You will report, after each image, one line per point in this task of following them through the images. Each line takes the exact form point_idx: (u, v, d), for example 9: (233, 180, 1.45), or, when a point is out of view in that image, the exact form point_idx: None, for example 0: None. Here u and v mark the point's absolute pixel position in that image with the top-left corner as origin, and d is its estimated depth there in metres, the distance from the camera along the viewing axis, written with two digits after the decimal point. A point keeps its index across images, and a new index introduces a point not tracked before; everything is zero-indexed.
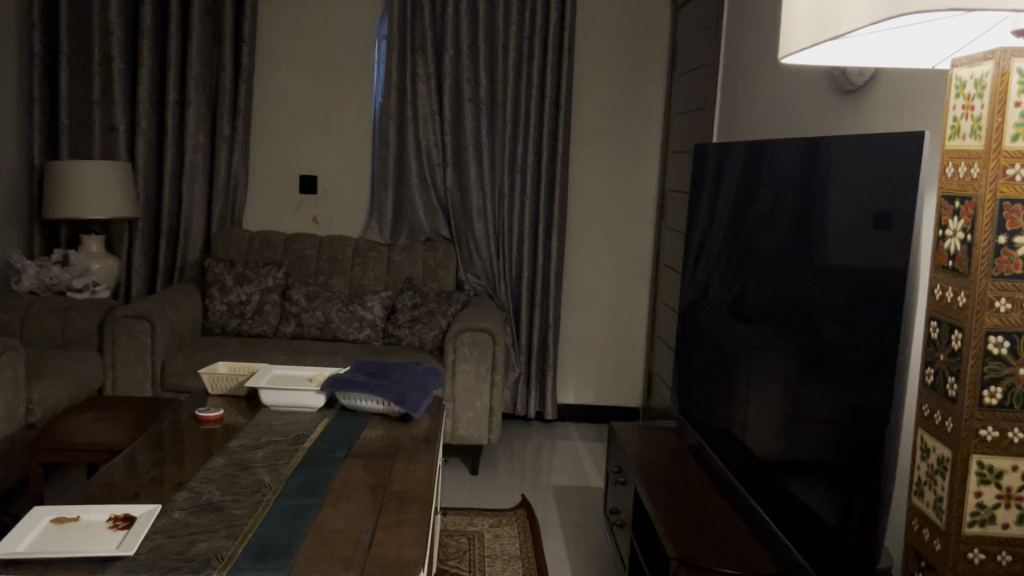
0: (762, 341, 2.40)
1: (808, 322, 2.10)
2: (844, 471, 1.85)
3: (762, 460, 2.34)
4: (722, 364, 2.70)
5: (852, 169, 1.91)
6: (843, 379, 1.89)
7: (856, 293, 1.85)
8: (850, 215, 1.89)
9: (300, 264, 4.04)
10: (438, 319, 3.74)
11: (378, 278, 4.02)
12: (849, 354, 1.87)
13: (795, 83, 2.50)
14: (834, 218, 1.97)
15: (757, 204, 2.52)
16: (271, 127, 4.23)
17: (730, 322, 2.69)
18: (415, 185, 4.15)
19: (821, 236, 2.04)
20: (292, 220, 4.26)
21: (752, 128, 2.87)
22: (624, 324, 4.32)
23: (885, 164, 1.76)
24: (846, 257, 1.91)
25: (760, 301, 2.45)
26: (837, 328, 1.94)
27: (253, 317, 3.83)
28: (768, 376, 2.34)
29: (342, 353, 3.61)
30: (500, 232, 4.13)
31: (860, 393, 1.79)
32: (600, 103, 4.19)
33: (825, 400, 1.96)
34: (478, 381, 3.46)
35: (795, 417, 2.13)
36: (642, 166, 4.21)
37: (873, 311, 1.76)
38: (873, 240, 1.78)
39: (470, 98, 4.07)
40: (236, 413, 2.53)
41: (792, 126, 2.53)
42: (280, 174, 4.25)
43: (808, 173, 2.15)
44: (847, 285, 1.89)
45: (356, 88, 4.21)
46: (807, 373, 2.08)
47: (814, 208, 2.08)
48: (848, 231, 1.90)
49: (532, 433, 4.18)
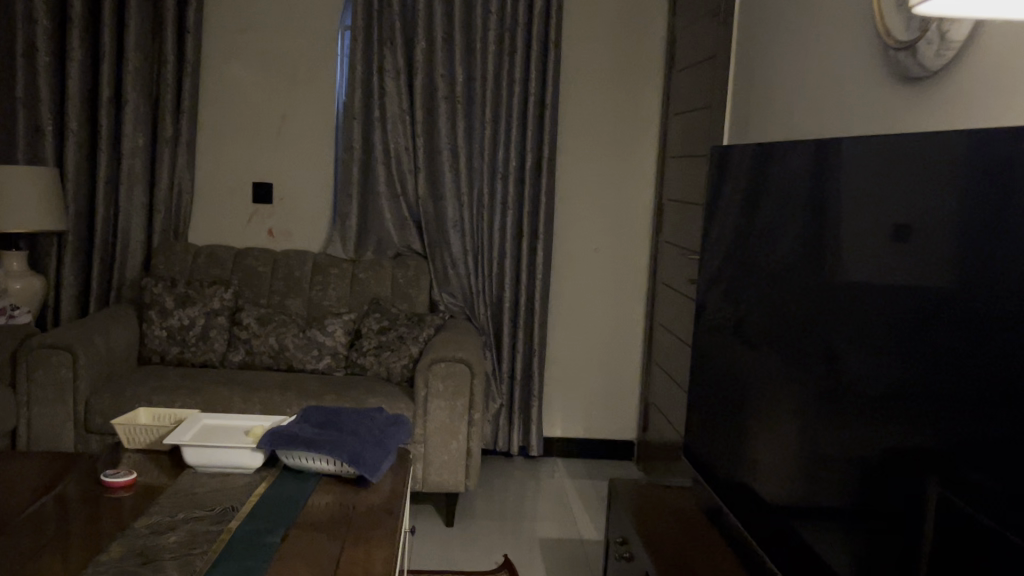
0: (761, 367, 2.11)
1: (821, 354, 1.78)
2: (887, 550, 1.48)
3: (772, 509, 1.98)
4: (731, 404, 2.28)
5: (868, 169, 1.63)
6: (866, 423, 1.58)
7: (878, 312, 1.56)
8: (869, 222, 1.61)
9: (251, 283, 3.57)
10: (408, 346, 3.30)
11: (340, 298, 3.56)
12: (874, 391, 1.55)
13: (832, 70, 2.07)
14: (853, 230, 1.67)
15: (762, 208, 2.18)
16: (220, 128, 3.75)
17: (731, 351, 2.30)
18: (384, 194, 3.70)
19: (835, 250, 1.74)
20: (244, 233, 3.79)
21: (777, 130, 2.43)
22: (618, 347, 3.88)
23: (912, 159, 1.50)
24: (862, 272, 1.63)
25: (761, 321, 2.13)
26: (856, 358, 1.63)
27: (196, 343, 3.37)
28: (773, 408, 2.02)
29: (298, 385, 3.14)
30: (477, 245, 3.68)
31: (894, 442, 1.48)
32: (589, 101, 3.75)
33: (846, 445, 1.64)
34: (454, 420, 3.01)
35: (817, 473, 1.76)
36: (636, 172, 3.78)
37: (907, 339, 1.46)
38: (899, 252, 1.50)
39: (445, 96, 3.62)
40: (154, 475, 2.06)
41: (828, 123, 2.09)
42: (231, 182, 3.78)
43: (816, 178, 1.85)
44: (869, 306, 1.60)
45: (316, 84, 3.75)
46: (818, 413, 1.76)
47: (826, 218, 1.78)
48: (868, 243, 1.61)
49: (515, 471, 3.74)
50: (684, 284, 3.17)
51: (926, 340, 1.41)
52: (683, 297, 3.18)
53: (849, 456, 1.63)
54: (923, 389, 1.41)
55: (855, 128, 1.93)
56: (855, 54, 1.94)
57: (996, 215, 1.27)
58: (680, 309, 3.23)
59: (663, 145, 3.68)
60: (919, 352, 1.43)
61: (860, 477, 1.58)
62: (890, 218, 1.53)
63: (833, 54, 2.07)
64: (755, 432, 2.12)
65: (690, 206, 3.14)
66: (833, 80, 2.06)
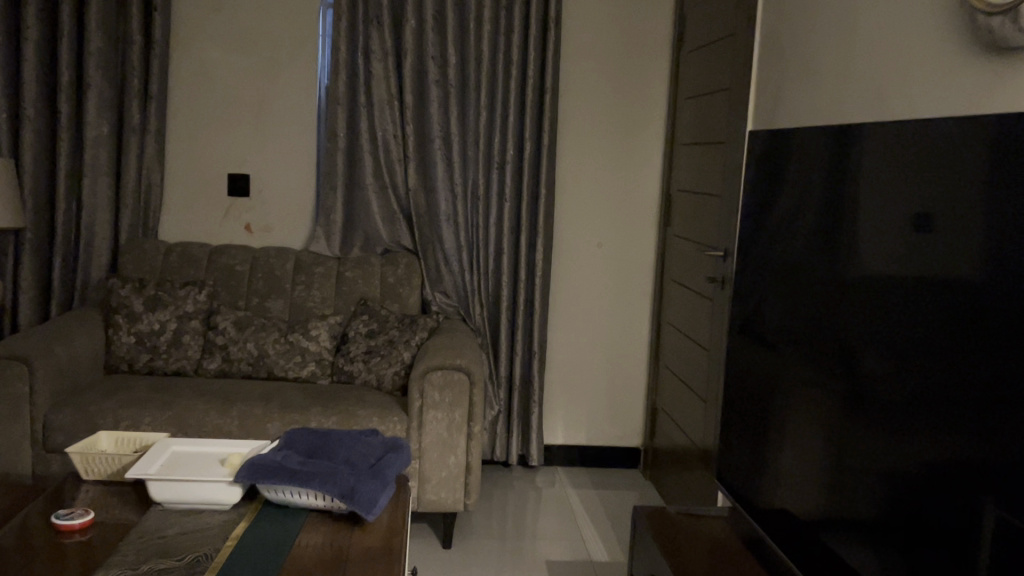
0: (778, 361, 2.06)
1: (840, 346, 1.75)
2: (919, 548, 1.43)
3: (799, 521, 1.89)
4: (768, 416, 2.10)
5: (885, 156, 1.62)
6: (887, 416, 1.54)
7: (899, 301, 1.54)
8: (888, 210, 1.59)
9: (228, 282, 3.29)
10: (400, 351, 3.04)
11: (326, 298, 3.29)
12: (897, 383, 1.52)
13: (901, 47, 1.82)
14: (872, 219, 1.64)
15: (778, 204, 2.11)
16: (193, 114, 3.45)
17: (753, 351, 2.22)
18: (371, 185, 3.42)
19: (852, 240, 1.72)
20: (218, 229, 3.49)
21: (825, 115, 2.19)
22: (624, 348, 3.64)
23: (928, 145, 1.49)
24: (881, 262, 1.61)
25: (779, 321, 2.06)
26: (876, 349, 1.61)
27: (168, 350, 3.09)
28: (795, 411, 1.95)
29: (281, 395, 2.86)
30: (473, 240, 3.42)
31: (920, 434, 1.44)
32: (593, 85, 3.49)
33: (867, 440, 1.61)
34: (451, 433, 2.75)
35: (840, 471, 1.72)
36: (642, 161, 3.53)
37: (931, 327, 1.44)
38: (921, 239, 1.49)
39: (437, 79, 3.34)
40: (116, 513, 1.79)
41: (894, 107, 1.85)
42: (205, 173, 3.47)
43: (831, 168, 1.83)
44: (889, 295, 1.57)
45: (296, 66, 3.45)
46: (838, 406, 1.73)
47: (844, 209, 1.76)
48: (886, 231, 1.59)
49: (515, 483, 3.49)
50: (701, 282, 2.93)
51: (955, 326, 1.38)
52: (700, 296, 2.94)
53: (872, 451, 1.59)
54: (950, 376, 1.38)
55: (934, 111, 1.69)
56: (934, 27, 1.70)
57: (1018, 195, 1.26)
58: (696, 309, 2.99)
59: (672, 132, 3.43)
60: (944, 342, 1.41)
61: (885, 472, 1.54)
62: (912, 206, 1.51)
63: (902, 28, 1.82)
64: (776, 430, 2.05)
65: (708, 196, 2.90)
66: (903, 57, 1.81)
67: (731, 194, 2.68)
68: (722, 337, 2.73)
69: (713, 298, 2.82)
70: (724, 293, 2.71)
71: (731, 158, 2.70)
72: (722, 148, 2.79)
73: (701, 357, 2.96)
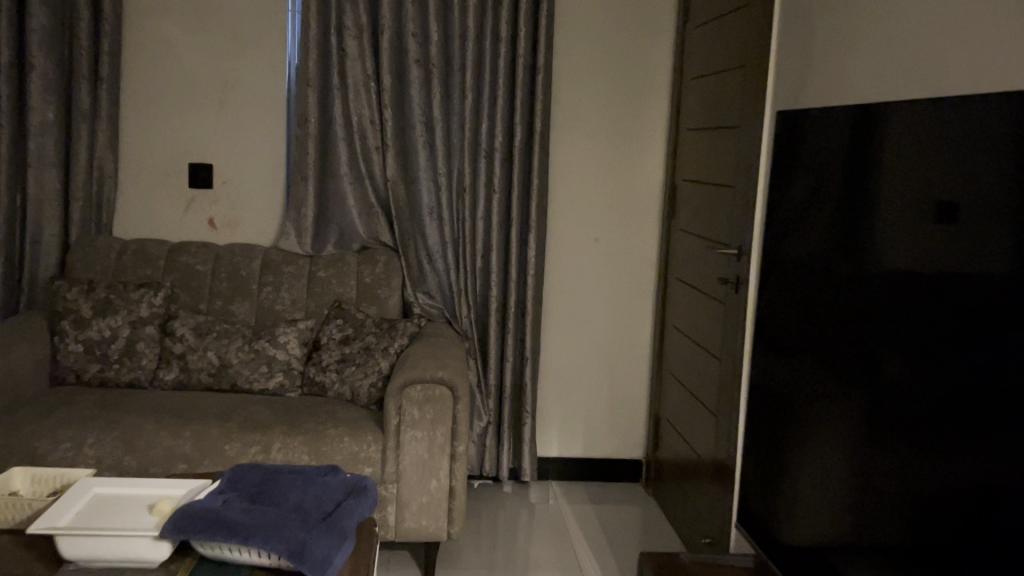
0: (793, 378, 1.79)
1: (857, 366, 1.49)
2: None
3: (808, 557, 1.65)
4: (784, 447, 1.82)
5: (905, 141, 1.39)
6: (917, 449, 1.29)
7: (928, 310, 1.29)
8: (911, 202, 1.36)
9: (188, 284, 2.98)
10: (377, 360, 2.75)
11: (296, 300, 2.99)
12: (927, 409, 1.27)
13: (959, 8, 1.52)
14: (893, 215, 1.41)
15: (782, 197, 1.88)
16: (150, 98, 3.13)
17: (761, 363, 1.97)
18: (347, 176, 3.11)
19: (870, 241, 1.48)
20: (179, 224, 3.18)
21: (863, 94, 1.89)
22: (624, 354, 3.34)
23: (953, 123, 1.27)
24: (904, 265, 1.37)
25: (785, 329, 1.83)
26: (900, 370, 1.35)
27: (121, 360, 2.79)
28: (807, 432, 1.71)
29: (244, 412, 2.56)
30: (458, 235, 3.11)
31: (943, 462, 1.22)
32: (590, 65, 3.18)
33: (881, 468, 1.39)
34: (433, 454, 2.45)
35: (863, 516, 1.44)
36: (644, 148, 3.23)
37: (967, 338, 1.20)
38: (949, 233, 1.26)
39: (418, 58, 3.03)
40: (20, 568, 1.48)
41: (949, 81, 1.55)
42: (164, 163, 3.16)
43: (845, 158, 1.59)
44: (916, 305, 1.33)
45: (263, 44, 3.13)
46: (856, 437, 1.47)
47: (857, 204, 1.53)
48: (910, 229, 1.35)
49: (505, 501, 3.19)
50: (711, 283, 2.64)
51: (997, 334, 1.14)
52: (710, 298, 2.66)
53: (886, 481, 1.37)
54: (994, 397, 1.14)
55: (1003, 85, 1.39)
56: None
57: None
58: (705, 313, 2.70)
59: (677, 117, 3.12)
60: (970, 355, 1.19)
61: (906, 507, 1.30)
62: (939, 197, 1.28)
63: None
64: (792, 462, 1.77)
65: (719, 187, 2.61)
66: (962, 20, 1.51)
67: (748, 185, 2.38)
68: (737, 347, 2.44)
69: (726, 302, 2.52)
70: (740, 297, 2.42)
71: (748, 144, 2.40)
72: (737, 133, 2.49)
73: (710, 365, 2.68)
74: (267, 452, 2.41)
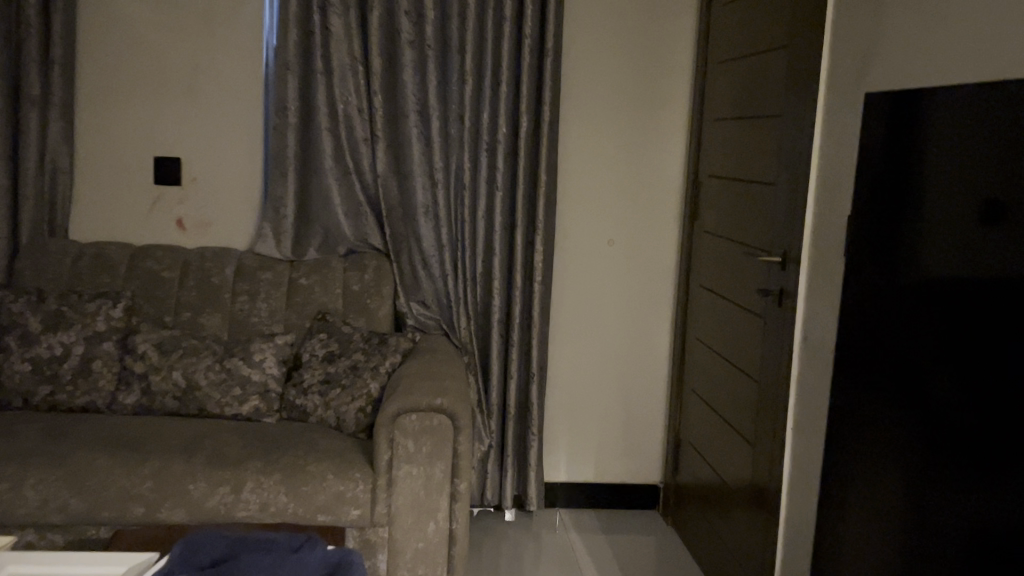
0: (869, 418, 1.48)
1: (889, 368, 1.39)
2: None
3: None
4: None
5: (952, 127, 1.28)
6: (950, 464, 1.20)
7: (971, 308, 1.19)
8: (959, 196, 1.24)
9: (152, 293, 2.64)
10: (366, 381, 2.43)
11: (275, 312, 2.66)
12: (968, 420, 1.17)
13: None
14: (934, 209, 1.30)
15: None
16: (110, 84, 2.78)
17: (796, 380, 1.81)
18: (331, 171, 2.77)
19: (904, 236, 1.38)
20: (144, 225, 2.83)
21: (944, 71, 1.56)
22: (639, 369, 3.03)
23: (1003, 105, 1.15)
24: (947, 261, 1.26)
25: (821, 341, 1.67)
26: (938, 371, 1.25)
27: (74, 381, 2.45)
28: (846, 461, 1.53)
29: (213, 443, 2.23)
30: (457, 238, 2.78)
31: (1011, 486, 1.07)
32: (603, 48, 2.85)
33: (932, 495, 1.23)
34: (429, 493, 2.13)
35: (891, 532, 1.34)
36: (662, 141, 2.91)
37: (1015, 347, 1.09)
38: (998, 227, 1.15)
39: (411, 38, 2.69)
40: None
41: None
42: (127, 156, 2.81)
43: (873, 151, 1.49)
44: (955, 307, 1.23)
45: (236, 23, 2.78)
46: (888, 446, 1.37)
47: (898, 200, 1.41)
48: (952, 221, 1.26)
49: (509, 532, 2.87)
50: (747, 295, 2.33)
51: None
52: (745, 310, 2.34)
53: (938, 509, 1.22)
54: None
55: None
56: None
57: None
58: (740, 327, 2.38)
59: (700, 106, 2.80)
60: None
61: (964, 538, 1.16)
62: (983, 191, 1.19)
63: None
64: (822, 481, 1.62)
65: (757, 186, 2.29)
66: None
67: (796, 184, 2.06)
68: (783, 370, 2.11)
69: (767, 317, 2.20)
70: (785, 313, 2.10)
71: (795, 135, 2.07)
72: (780, 124, 2.17)
73: (747, 387, 2.36)
74: (237, 492, 2.08)
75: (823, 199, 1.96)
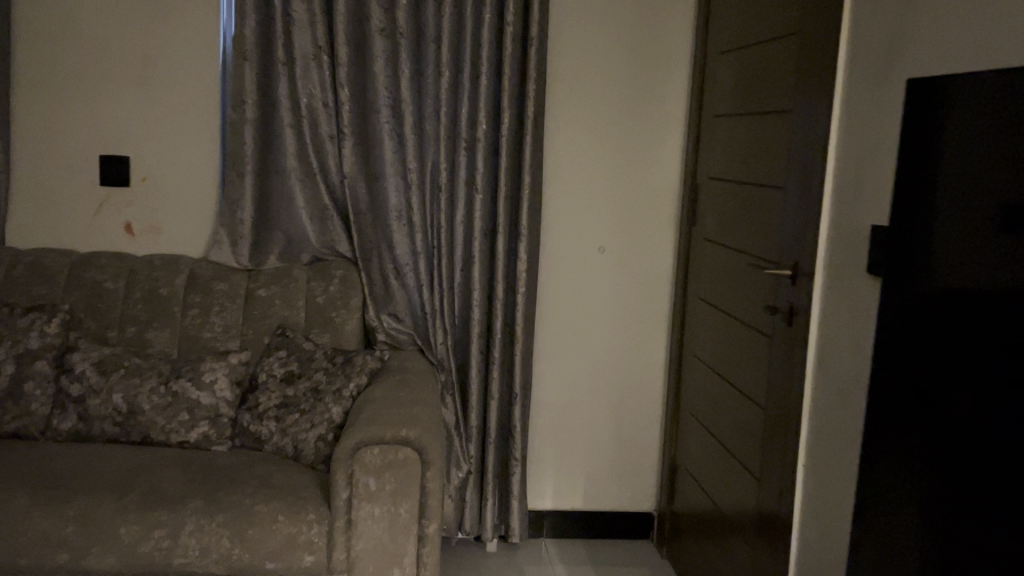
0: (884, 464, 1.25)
1: (904, 399, 1.21)
2: None
3: None
4: None
5: (968, 120, 1.10)
6: (989, 528, 0.99)
7: (1002, 335, 1.00)
8: (981, 203, 1.06)
9: (94, 305, 2.39)
10: (327, 407, 2.18)
11: (230, 327, 2.41)
12: (1002, 466, 0.98)
13: None
14: (952, 216, 1.12)
15: None
16: (51, 74, 2.53)
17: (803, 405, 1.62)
18: (295, 171, 2.52)
19: (920, 248, 1.20)
20: (90, 230, 2.58)
21: (979, 53, 1.32)
22: (632, 387, 2.79)
23: None
24: (969, 277, 1.08)
25: None
26: (966, 407, 1.06)
27: (2, 405, 2.19)
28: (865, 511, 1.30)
29: (151, 477, 1.98)
30: (432, 245, 2.54)
31: None
32: (594, 37, 2.61)
33: (962, 553, 1.04)
34: (394, 537, 1.88)
35: None
36: (657, 140, 2.67)
37: None
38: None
39: (381, 26, 2.44)
40: None
41: None
42: (69, 155, 2.56)
43: None
44: (981, 332, 1.05)
45: (190, 8, 2.53)
46: (905, 492, 1.18)
47: (910, 207, 1.23)
48: (975, 231, 1.08)
49: (489, 566, 2.63)
50: (751, 311, 2.09)
51: None
52: (749, 329, 2.11)
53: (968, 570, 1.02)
54: None
55: None
56: None
57: None
58: (744, 347, 2.15)
59: (699, 102, 2.56)
60: None
61: None
62: (1008, 196, 1.01)
63: None
64: None
65: (763, 191, 2.05)
66: None
67: (809, 188, 1.82)
68: (792, 397, 1.87)
69: (773, 338, 1.96)
70: (794, 333, 1.86)
71: (808, 133, 1.84)
72: (790, 120, 1.93)
73: (751, 414, 2.12)
74: (175, 536, 1.84)
75: (840, 206, 1.72)
